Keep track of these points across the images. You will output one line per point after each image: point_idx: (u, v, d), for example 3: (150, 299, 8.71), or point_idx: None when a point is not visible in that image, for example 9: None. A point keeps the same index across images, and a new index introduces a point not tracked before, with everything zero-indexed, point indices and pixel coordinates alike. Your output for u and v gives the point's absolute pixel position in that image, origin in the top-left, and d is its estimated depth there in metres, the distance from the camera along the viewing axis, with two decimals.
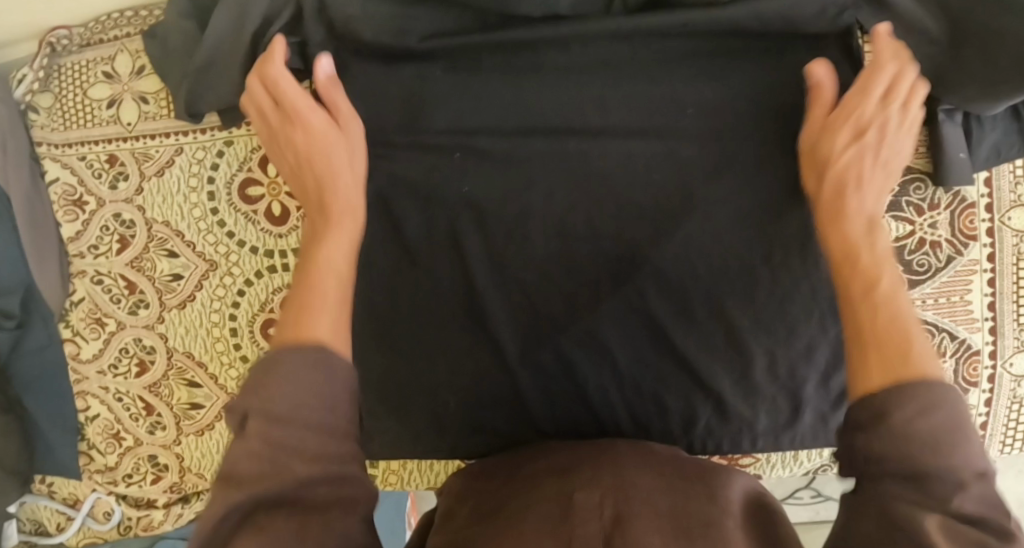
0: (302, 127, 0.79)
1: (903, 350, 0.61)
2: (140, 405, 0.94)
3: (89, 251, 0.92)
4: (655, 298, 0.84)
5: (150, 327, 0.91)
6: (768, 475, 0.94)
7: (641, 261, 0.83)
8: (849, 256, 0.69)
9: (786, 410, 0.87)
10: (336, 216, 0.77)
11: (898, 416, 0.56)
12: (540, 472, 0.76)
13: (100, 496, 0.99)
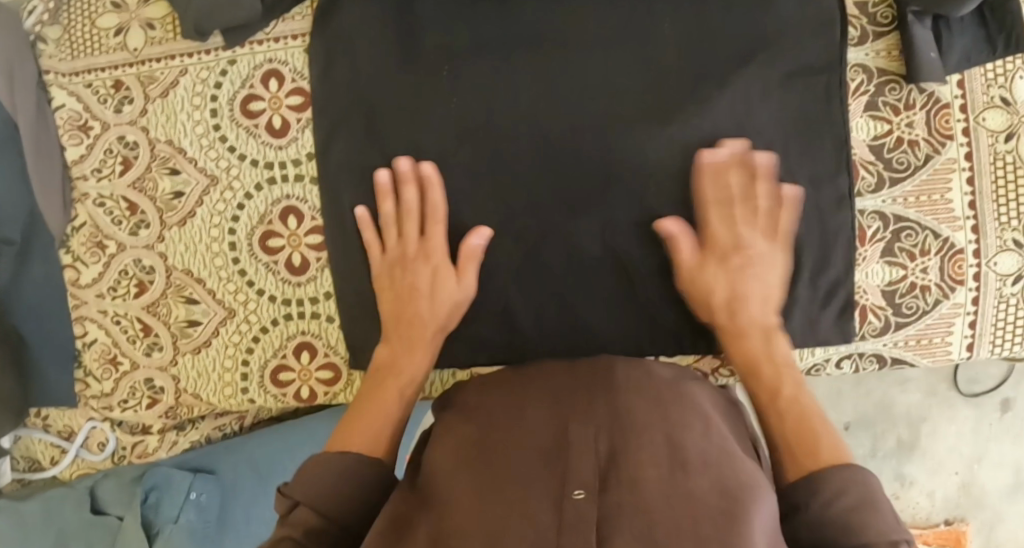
0: (431, 267, 0.85)
1: (814, 452, 0.70)
2: (138, 327, 0.95)
3: (93, 174, 0.94)
4: (635, 207, 0.85)
5: (151, 247, 0.93)
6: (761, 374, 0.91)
7: (631, 167, 0.84)
8: (749, 358, 0.80)
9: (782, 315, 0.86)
10: (421, 342, 0.84)
11: (824, 491, 0.66)
12: (533, 388, 0.74)
13: (95, 426, 0.99)
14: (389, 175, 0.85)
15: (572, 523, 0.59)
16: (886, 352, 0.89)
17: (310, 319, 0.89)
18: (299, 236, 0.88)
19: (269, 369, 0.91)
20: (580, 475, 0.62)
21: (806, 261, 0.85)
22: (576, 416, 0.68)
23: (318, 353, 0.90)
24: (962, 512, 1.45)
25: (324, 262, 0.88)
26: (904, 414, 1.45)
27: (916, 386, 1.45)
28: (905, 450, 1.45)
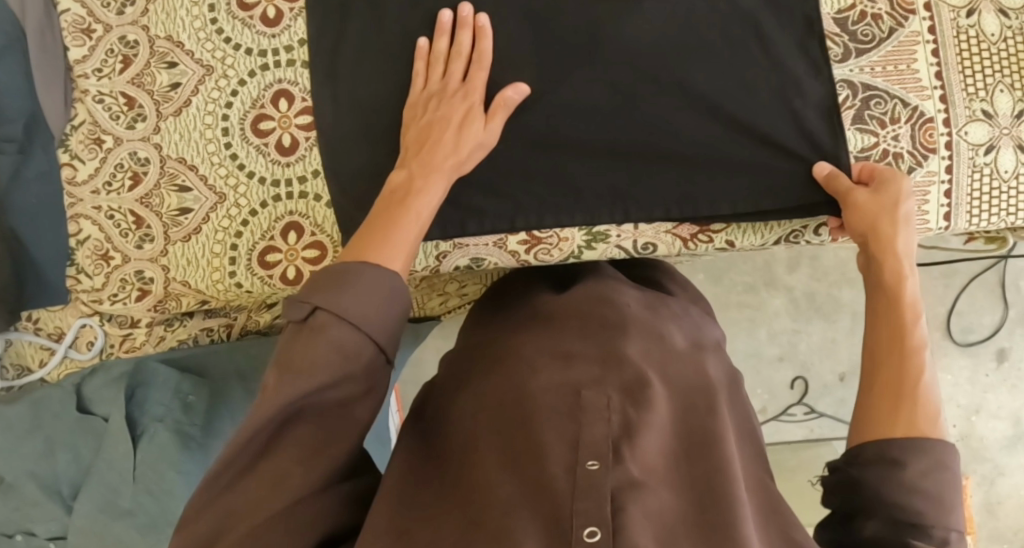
0: (466, 103, 0.82)
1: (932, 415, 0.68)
2: (130, 221, 0.96)
3: (94, 73, 0.97)
4: (609, 77, 0.87)
5: (147, 139, 0.96)
6: (742, 241, 0.90)
7: (608, 39, 0.86)
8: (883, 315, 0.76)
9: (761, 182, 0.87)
10: (437, 165, 0.79)
11: (909, 468, 0.64)
12: (547, 349, 0.75)
13: (86, 324, 1.00)
14: (462, 10, 0.85)
15: (585, 491, 0.59)
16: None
17: (297, 200, 0.92)
18: (289, 117, 0.92)
19: (257, 252, 0.93)
20: (593, 440, 0.64)
21: (781, 124, 0.86)
22: (590, 385, 0.69)
23: (305, 233, 0.92)
24: (963, 466, 1.38)
25: (312, 142, 0.92)
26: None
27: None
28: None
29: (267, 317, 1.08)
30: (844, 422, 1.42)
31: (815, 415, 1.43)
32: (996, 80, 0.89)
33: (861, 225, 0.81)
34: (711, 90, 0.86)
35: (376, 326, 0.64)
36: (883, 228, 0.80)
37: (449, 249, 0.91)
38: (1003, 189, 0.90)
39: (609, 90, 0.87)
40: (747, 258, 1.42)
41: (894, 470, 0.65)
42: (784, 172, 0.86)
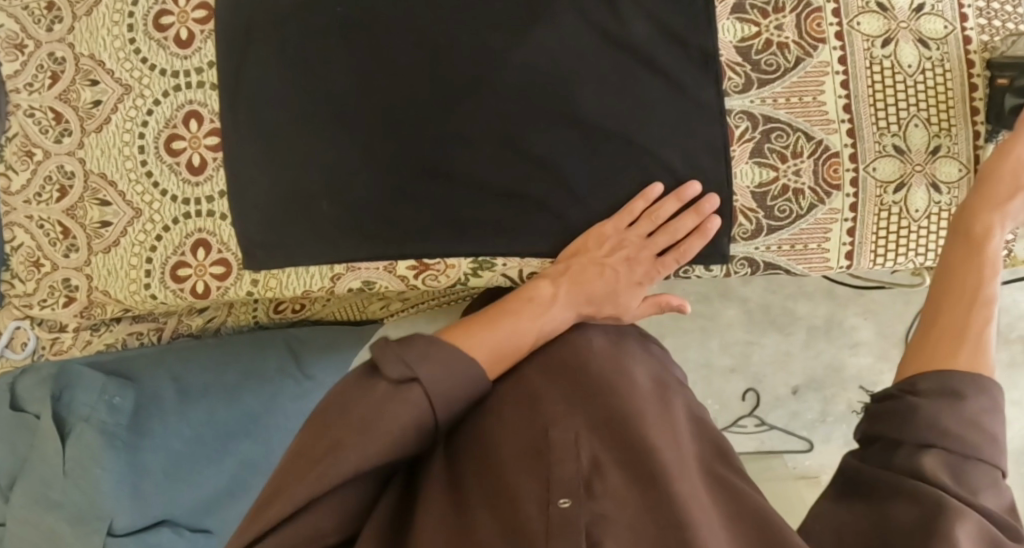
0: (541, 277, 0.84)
1: (976, 346, 0.61)
2: (59, 231, 1.01)
3: (25, 88, 1.01)
4: (500, 106, 0.87)
5: (72, 154, 1.00)
6: None
7: (500, 71, 0.86)
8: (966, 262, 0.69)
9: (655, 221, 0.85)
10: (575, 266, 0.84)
11: (967, 402, 0.56)
12: (510, 395, 0.72)
13: (19, 327, 1.05)
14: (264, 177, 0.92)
15: (560, 530, 0.58)
16: (759, 256, 0.88)
17: (204, 218, 0.95)
18: (198, 138, 0.94)
19: (170, 266, 0.96)
20: (562, 479, 0.63)
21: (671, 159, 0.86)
22: (558, 420, 0.68)
23: (212, 249, 0.95)
24: None
25: (219, 162, 0.94)
26: (855, 377, 1.36)
27: (866, 349, 1.35)
28: (854, 416, 1.36)
29: (199, 320, 1.15)
30: (794, 435, 1.38)
31: (765, 427, 1.38)
32: (911, 113, 0.85)
33: (986, 191, 0.75)
34: (601, 126, 0.86)
35: None
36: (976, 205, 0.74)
37: (342, 271, 0.93)
38: (913, 229, 0.87)
39: (500, 121, 0.87)
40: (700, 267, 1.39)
41: (943, 405, 0.57)
42: (673, 208, 0.85)
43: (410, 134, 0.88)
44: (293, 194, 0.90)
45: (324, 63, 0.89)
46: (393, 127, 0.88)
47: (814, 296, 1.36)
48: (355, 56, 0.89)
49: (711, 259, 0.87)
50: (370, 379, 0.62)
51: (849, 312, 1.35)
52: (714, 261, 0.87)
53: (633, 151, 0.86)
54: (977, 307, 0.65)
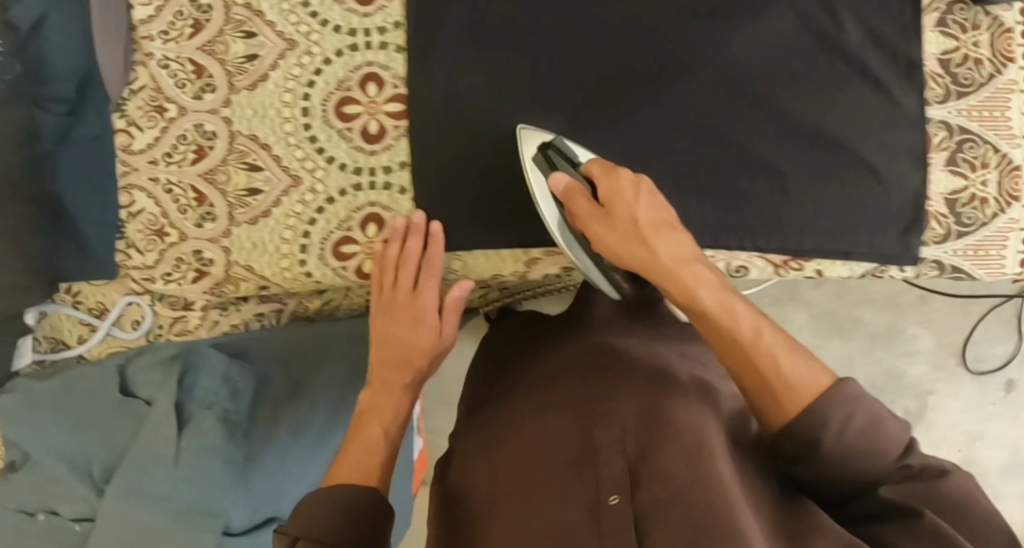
0: (412, 315, 0.81)
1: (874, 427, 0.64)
2: (190, 197, 0.91)
3: (160, 35, 0.90)
4: (712, 98, 0.84)
5: (214, 112, 0.89)
6: (830, 270, 0.87)
7: (712, 64, 0.84)
8: (725, 303, 0.70)
9: (850, 221, 0.87)
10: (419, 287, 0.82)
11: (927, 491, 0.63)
12: (538, 390, 0.82)
13: (132, 303, 0.95)
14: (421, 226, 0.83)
15: (610, 530, 0.61)
16: (946, 260, 0.90)
17: (381, 192, 0.85)
18: (378, 104, 0.85)
19: (332, 242, 0.86)
20: (612, 477, 0.65)
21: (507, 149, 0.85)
22: (601, 422, 0.70)
23: (386, 227, 0.85)
24: None
25: (401, 132, 0.85)
26: (912, 384, 1.35)
27: (925, 358, 1.36)
28: (909, 423, 1.34)
29: (317, 302, 1.03)
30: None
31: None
32: None
33: (670, 256, 0.73)
34: (809, 127, 0.86)
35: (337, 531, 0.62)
36: (682, 272, 0.72)
37: (540, 255, 0.87)
38: None
39: (705, 114, 0.84)
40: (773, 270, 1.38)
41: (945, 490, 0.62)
42: (869, 209, 0.87)
43: (614, 123, 0.85)
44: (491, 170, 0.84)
45: (523, 43, 0.84)
46: (600, 113, 0.85)
47: (879, 302, 1.37)
48: (562, 35, 0.84)
49: (897, 261, 0.88)
50: (314, 513, 0.63)
51: (910, 321, 1.36)
52: (902, 262, 0.88)
53: (838, 154, 0.86)
54: (800, 396, 0.65)
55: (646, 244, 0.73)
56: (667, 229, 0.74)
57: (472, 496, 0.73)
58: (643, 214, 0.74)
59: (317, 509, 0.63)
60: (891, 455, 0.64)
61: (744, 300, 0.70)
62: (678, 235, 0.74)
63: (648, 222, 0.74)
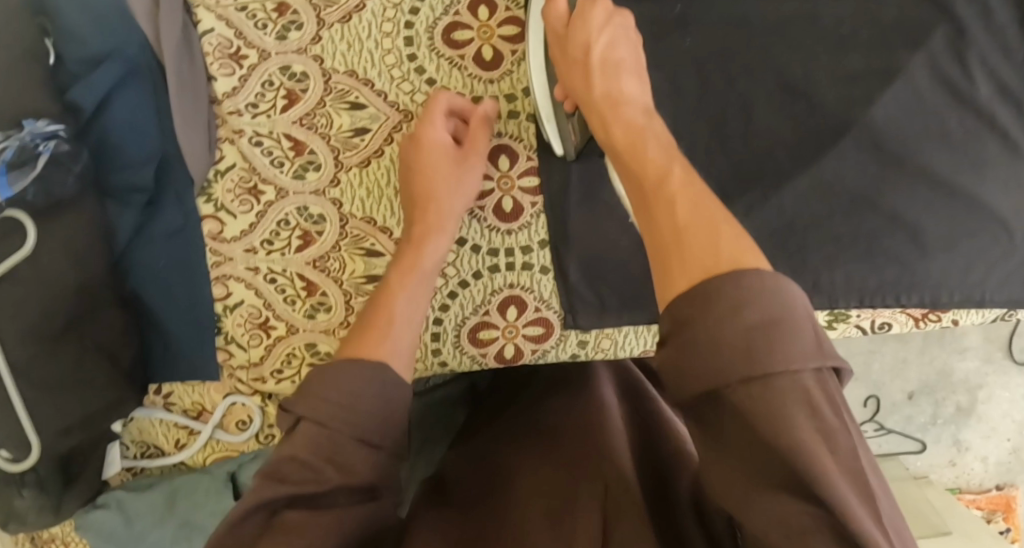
0: (438, 143, 0.75)
1: (711, 231, 0.52)
2: (298, 286, 0.83)
3: (248, 109, 0.82)
4: (861, 160, 0.79)
5: (320, 192, 0.81)
6: (964, 320, 0.84)
7: (850, 125, 0.79)
8: (635, 139, 0.63)
9: (983, 274, 0.81)
10: (443, 225, 0.74)
11: (789, 346, 0.45)
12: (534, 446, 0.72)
13: (237, 403, 0.86)
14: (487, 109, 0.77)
15: None
16: None
17: (521, 272, 0.80)
18: (512, 177, 0.79)
19: (467, 328, 0.80)
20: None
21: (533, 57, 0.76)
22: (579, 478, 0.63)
23: (528, 309, 0.80)
24: (1014, 477, 1.39)
25: (538, 207, 0.79)
26: (963, 381, 1.38)
27: (974, 354, 1.38)
28: (961, 418, 1.38)
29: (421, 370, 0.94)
30: (907, 437, 1.38)
31: (883, 431, 1.38)
32: None
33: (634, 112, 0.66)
34: (942, 184, 0.79)
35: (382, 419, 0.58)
36: (625, 108, 0.67)
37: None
38: None
39: (843, 177, 0.79)
40: None
41: (803, 396, 0.45)
42: (1006, 262, 0.81)
43: (755, 193, 0.79)
44: (628, 256, 0.79)
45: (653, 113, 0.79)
46: (741, 185, 0.79)
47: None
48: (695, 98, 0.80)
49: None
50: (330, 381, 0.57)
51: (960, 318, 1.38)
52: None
53: (967, 209, 0.80)
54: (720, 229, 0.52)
55: (591, 77, 0.69)
56: (626, 73, 0.69)
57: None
58: (600, 51, 0.70)
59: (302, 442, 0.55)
60: (767, 377, 0.45)
61: (661, 142, 0.62)
62: (631, 76, 0.69)
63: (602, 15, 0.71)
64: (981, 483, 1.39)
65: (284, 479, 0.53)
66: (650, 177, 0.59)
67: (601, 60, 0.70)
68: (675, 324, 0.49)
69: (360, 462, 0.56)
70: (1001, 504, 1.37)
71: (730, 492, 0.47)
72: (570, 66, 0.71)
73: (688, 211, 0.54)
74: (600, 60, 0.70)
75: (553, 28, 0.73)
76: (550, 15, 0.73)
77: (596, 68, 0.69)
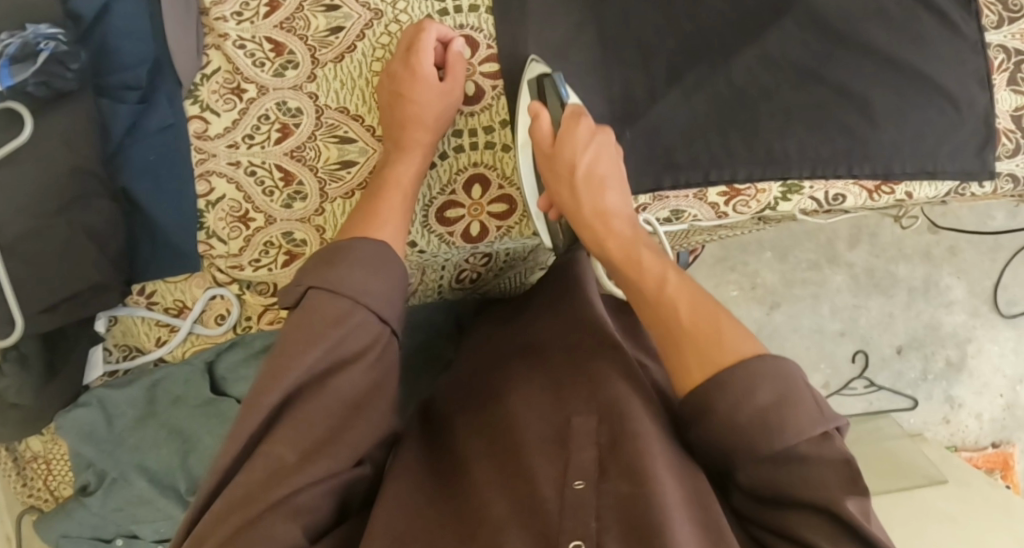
0: (411, 88, 0.80)
1: (715, 338, 0.65)
2: (276, 178, 0.88)
3: (233, 16, 0.87)
4: (805, 35, 0.86)
5: (298, 89, 0.87)
6: (918, 193, 0.89)
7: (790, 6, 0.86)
8: (630, 256, 0.74)
9: (929, 142, 0.87)
10: (418, 143, 0.81)
11: (796, 416, 0.60)
12: (535, 386, 0.74)
13: (217, 295, 0.93)
14: (455, 70, 0.82)
15: (571, 510, 0.60)
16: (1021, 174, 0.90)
17: (484, 152, 0.86)
18: (473, 64, 0.85)
19: (435, 208, 0.85)
20: (582, 462, 0.64)
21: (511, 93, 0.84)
22: (579, 406, 0.69)
23: (491, 187, 0.85)
24: (1009, 435, 1.39)
25: (500, 91, 0.85)
26: (951, 334, 1.38)
27: (960, 308, 1.38)
28: (952, 373, 1.38)
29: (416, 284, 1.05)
30: (899, 394, 1.38)
31: (874, 388, 1.38)
32: None
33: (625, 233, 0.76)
34: (883, 60, 0.86)
35: (366, 292, 0.68)
36: (614, 220, 0.76)
37: (650, 201, 0.87)
38: None
39: (787, 53, 0.86)
40: (811, 234, 1.37)
41: (811, 449, 0.59)
42: (949, 134, 0.87)
43: (705, 68, 0.86)
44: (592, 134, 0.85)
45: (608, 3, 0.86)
46: (692, 61, 0.86)
47: (912, 258, 1.38)
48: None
49: (978, 177, 0.89)
50: (330, 260, 0.70)
51: (944, 272, 1.38)
52: (980, 178, 0.89)
53: (911, 80, 0.86)
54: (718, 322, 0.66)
55: (578, 197, 0.77)
56: (612, 188, 0.77)
57: (419, 478, 0.69)
58: (585, 166, 0.77)
59: (317, 301, 0.67)
60: (781, 434, 0.59)
61: (654, 252, 0.73)
62: (618, 191, 0.78)
63: (585, 127, 0.78)
64: (977, 441, 1.38)
65: (295, 339, 0.65)
66: (648, 281, 0.72)
67: (589, 178, 0.77)
68: (700, 404, 0.63)
69: (358, 324, 0.67)
70: (999, 462, 1.35)
71: (768, 518, 0.62)
72: (560, 189, 0.78)
73: (684, 308, 0.68)
74: (588, 174, 0.77)
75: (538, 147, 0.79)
76: (536, 131, 0.79)
77: (586, 184, 0.77)
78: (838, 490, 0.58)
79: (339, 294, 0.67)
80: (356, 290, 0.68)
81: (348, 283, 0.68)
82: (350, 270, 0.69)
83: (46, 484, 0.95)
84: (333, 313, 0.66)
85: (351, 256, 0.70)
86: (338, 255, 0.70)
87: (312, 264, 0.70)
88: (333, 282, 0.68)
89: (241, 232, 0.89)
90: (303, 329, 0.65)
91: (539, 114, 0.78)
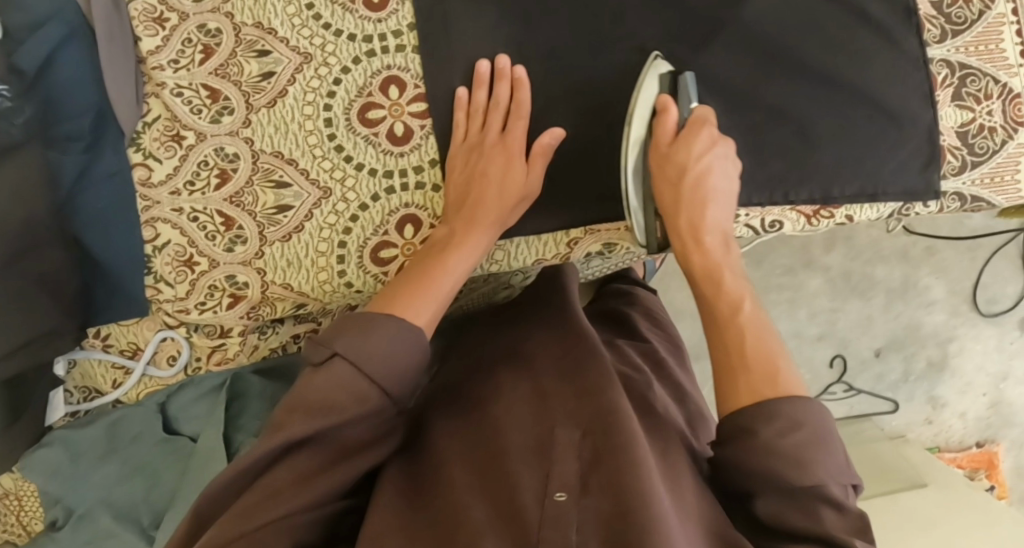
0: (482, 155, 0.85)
1: (772, 375, 0.69)
2: (217, 223, 0.89)
3: (170, 64, 0.88)
4: (740, 59, 0.85)
5: (235, 134, 0.88)
6: (859, 215, 0.87)
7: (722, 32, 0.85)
8: (711, 272, 0.77)
9: (869, 162, 0.86)
10: (481, 220, 0.82)
11: (830, 458, 0.64)
12: (520, 392, 0.76)
13: (166, 338, 0.95)
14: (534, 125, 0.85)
15: (551, 520, 0.62)
16: (967, 192, 0.88)
17: (415, 192, 0.89)
18: (401, 105, 0.87)
19: (369, 248, 0.89)
20: (564, 472, 0.66)
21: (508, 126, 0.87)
22: (562, 420, 0.71)
23: (423, 226, 0.89)
24: (993, 433, 1.37)
25: (428, 131, 0.88)
26: (932, 335, 1.36)
27: (941, 308, 1.36)
28: (933, 374, 1.36)
29: None
30: (879, 397, 1.36)
31: (853, 392, 1.36)
32: None
33: (701, 263, 0.78)
34: (817, 82, 0.85)
35: (388, 373, 0.69)
36: (705, 234, 0.79)
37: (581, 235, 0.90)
38: None
39: (719, 78, 0.85)
40: (784, 239, 1.35)
41: (831, 491, 0.63)
42: (892, 154, 0.86)
43: None
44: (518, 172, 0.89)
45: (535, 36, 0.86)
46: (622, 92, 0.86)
47: (890, 259, 1.36)
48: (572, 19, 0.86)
49: (921, 196, 0.87)
50: (364, 326, 0.70)
51: (922, 272, 1.35)
52: (925, 198, 0.87)
53: (848, 99, 0.85)
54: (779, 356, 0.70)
55: (677, 201, 0.79)
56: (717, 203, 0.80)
57: (398, 475, 0.71)
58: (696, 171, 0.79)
59: (338, 371, 0.67)
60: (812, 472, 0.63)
61: (734, 274, 0.77)
62: (710, 205, 0.79)
63: (704, 132, 0.79)
64: (961, 441, 1.37)
65: (312, 404, 0.66)
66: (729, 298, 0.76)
67: (703, 185, 0.79)
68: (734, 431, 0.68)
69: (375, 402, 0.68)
70: (983, 461, 1.34)
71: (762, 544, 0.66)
72: (666, 190, 0.80)
73: (758, 335, 0.72)
74: (699, 180, 0.79)
75: (655, 141, 0.81)
76: (660, 127, 0.81)
77: (690, 187, 0.79)
78: (840, 532, 0.62)
79: (362, 367, 0.67)
80: (379, 366, 0.68)
81: (370, 357, 0.68)
82: (379, 342, 0.69)
83: (19, 519, 0.98)
84: (356, 384, 0.67)
85: (378, 325, 0.70)
86: (371, 324, 0.70)
87: (341, 328, 0.70)
88: (362, 355, 0.68)
89: (189, 277, 0.91)
90: (322, 406, 0.66)
91: (667, 110, 0.80)
